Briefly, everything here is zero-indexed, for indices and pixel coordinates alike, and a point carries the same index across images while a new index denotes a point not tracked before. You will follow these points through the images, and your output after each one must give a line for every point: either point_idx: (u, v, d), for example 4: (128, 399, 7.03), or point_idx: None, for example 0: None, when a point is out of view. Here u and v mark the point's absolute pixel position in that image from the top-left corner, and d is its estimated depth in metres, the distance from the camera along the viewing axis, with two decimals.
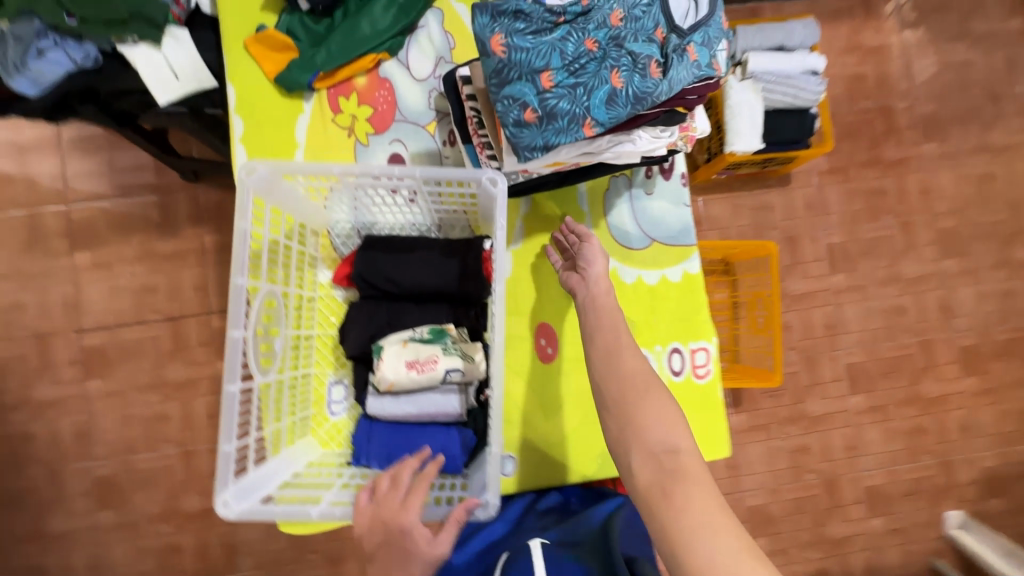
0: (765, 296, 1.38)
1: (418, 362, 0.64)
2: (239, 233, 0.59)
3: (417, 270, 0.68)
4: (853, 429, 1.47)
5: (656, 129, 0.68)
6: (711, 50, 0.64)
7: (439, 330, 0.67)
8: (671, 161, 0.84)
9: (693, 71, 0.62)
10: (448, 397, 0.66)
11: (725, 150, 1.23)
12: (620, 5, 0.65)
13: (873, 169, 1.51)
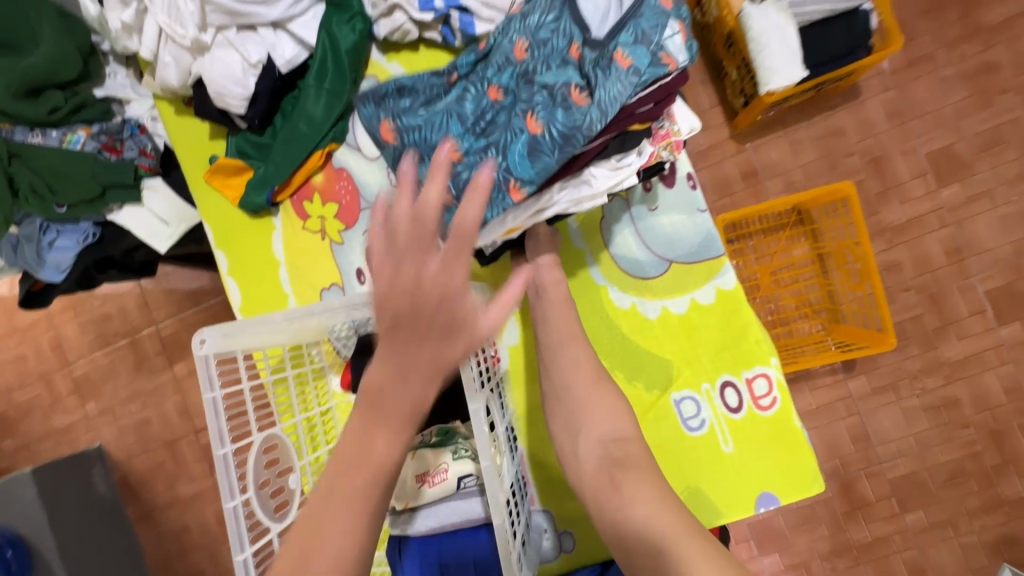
0: (854, 246, 1.17)
1: (430, 474, 0.69)
2: (210, 406, 0.58)
3: None
4: (1013, 367, 1.20)
5: (612, 156, 0.64)
6: (650, 44, 0.59)
7: (445, 432, 0.73)
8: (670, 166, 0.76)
9: (627, 81, 0.58)
10: (470, 500, 0.69)
11: (762, 91, 1.03)
12: (522, 37, 0.67)
13: (971, 43, 1.19)
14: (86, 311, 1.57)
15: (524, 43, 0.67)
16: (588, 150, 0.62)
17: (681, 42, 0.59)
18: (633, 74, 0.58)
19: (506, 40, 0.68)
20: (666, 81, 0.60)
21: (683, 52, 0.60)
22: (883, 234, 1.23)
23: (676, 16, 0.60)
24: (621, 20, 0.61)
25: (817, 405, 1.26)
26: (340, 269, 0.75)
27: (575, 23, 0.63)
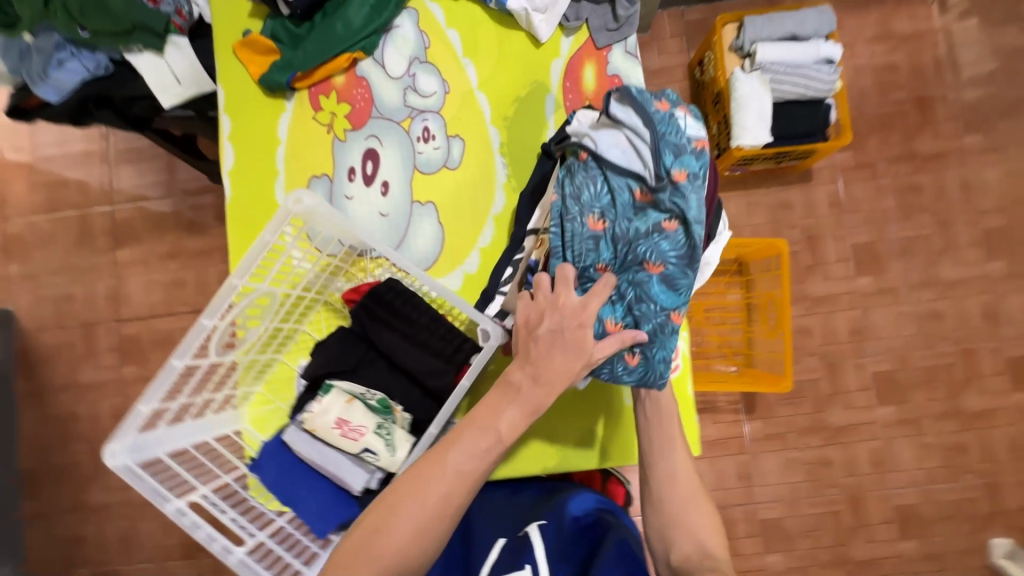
0: (777, 298, 1.32)
1: (347, 425, 0.86)
2: (261, 243, 0.74)
3: (398, 346, 0.88)
4: (881, 442, 1.37)
5: (711, 239, 0.78)
6: (685, 147, 0.68)
7: (384, 404, 0.88)
8: None
9: (697, 185, 0.67)
10: (356, 465, 0.86)
11: (732, 144, 1.19)
12: (588, 215, 0.72)
13: (905, 164, 1.41)
14: (42, 172, 1.53)
15: (596, 219, 0.71)
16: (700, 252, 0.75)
17: (690, 121, 0.69)
18: (694, 182, 0.68)
19: (574, 223, 0.72)
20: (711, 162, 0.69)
21: (700, 128, 0.69)
22: (803, 302, 1.39)
23: (676, 113, 0.69)
24: (653, 148, 0.68)
25: (715, 436, 1.38)
26: (334, 163, 0.83)
27: (620, 177, 0.71)
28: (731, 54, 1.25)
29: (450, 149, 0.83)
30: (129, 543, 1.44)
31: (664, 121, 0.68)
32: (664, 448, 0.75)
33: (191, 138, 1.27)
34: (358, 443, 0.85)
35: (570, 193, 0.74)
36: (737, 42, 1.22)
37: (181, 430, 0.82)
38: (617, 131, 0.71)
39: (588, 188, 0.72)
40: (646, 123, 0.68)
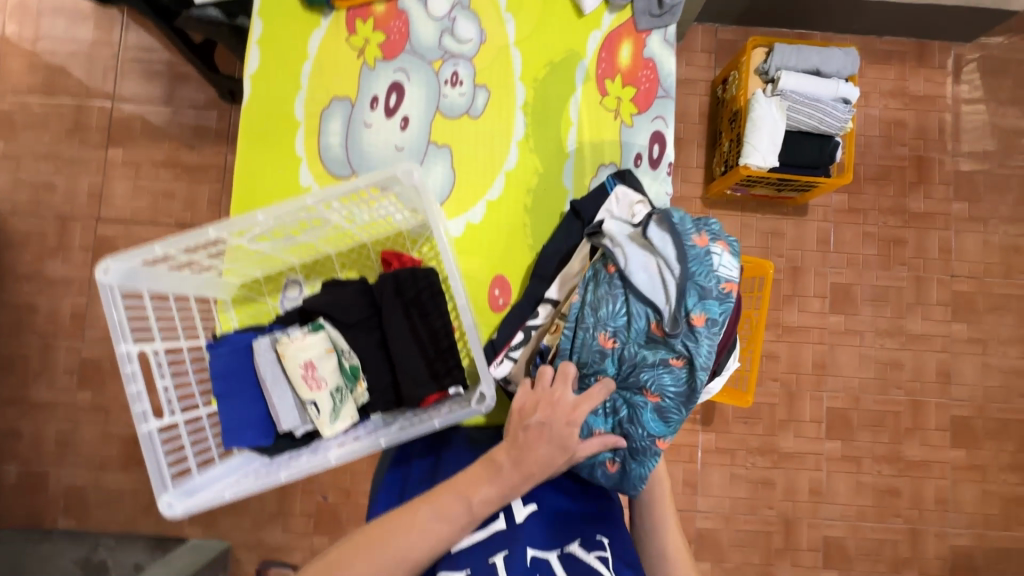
0: (753, 317, 1.36)
1: (313, 374, 0.83)
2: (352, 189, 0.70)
3: (398, 338, 0.84)
4: (823, 474, 1.43)
5: (717, 373, 0.75)
6: (711, 293, 0.63)
7: (353, 372, 0.85)
8: (660, 153, 0.85)
9: (714, 332, 0.63)
10: (296, 411, 0.83)
11: (740, 162, 1.23)
12: (601, 330, 0.68)
13: (895, 217, 1.48)
14: (45, 53, 1.47)
15: (608, 336, 0.68)
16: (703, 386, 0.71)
17: (726, 262, 0.64)
18: (711, 330, 0.63)
19: (586, 331, 0.69)
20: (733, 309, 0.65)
21: (734, 268, 0.65)
22: (776, 328, 1.44)
23: (713, 249, 0.64)
24: (676, 287, 0.63)
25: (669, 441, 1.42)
26: (359, 88, 0.88)
27: (638, 302, 0.66)
28: (755, 78, 1.28)
29: (474, 97, 0.87)
30: (66, 446, 1.40)
31: (697, 259, 0.64)
32: (657, 528, 0.80)
33: (209, 49, 1.26)
34: (312, 397, 0.83)
35: (587, 300, 0.70)
36: (763, 66, 1.26)
37: (170, 279, 0.83)
38: (649, 252, 0.67)
39: (604, 304, 0.68)
40: (678, 255, 0.64)
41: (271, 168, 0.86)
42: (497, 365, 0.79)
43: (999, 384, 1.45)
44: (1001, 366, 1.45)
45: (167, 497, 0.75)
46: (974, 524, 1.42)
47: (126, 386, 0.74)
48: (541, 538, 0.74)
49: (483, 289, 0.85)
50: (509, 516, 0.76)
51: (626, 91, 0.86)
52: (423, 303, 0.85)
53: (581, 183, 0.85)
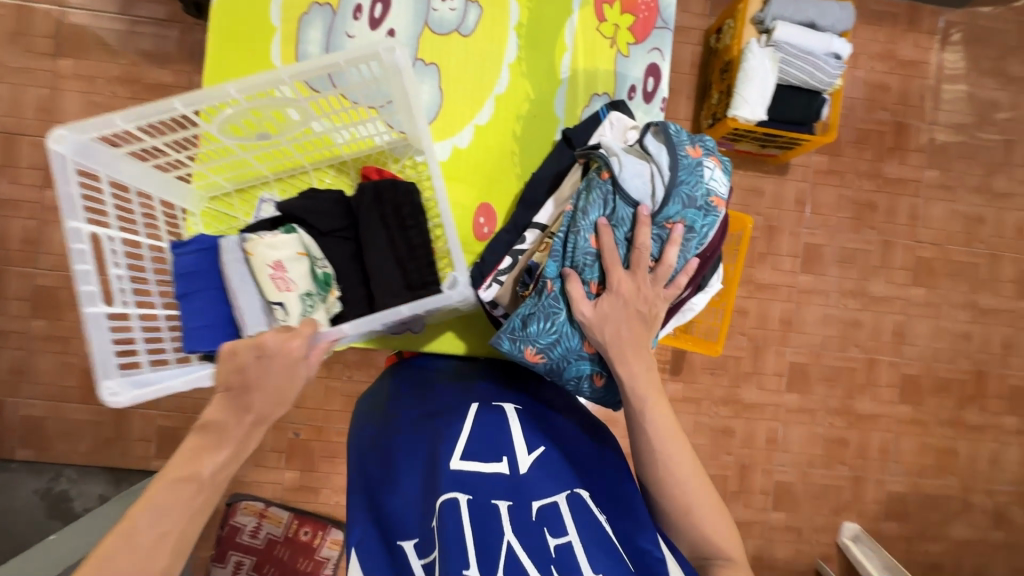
0: (728, 271, 1.37)
1: (281, 275, 0.81)
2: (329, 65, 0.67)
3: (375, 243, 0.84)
4: (779, 424, 1.50)
5: (700, 288, 0.81)
6: (697, 200, 0.71)
7: (325, 279, 0.85)
8: (654, 85, 0.89)
9: (696, 235, 0.72)
10: (260, 312, 0.82)
11: (729, 113, 1.22)
12: (591, 232, 0.71)
13: (870, 181, 1.51)
14: None
15: (595, 238, 0.71)
16: (682, 297, 0.78)
17: (716, 174, 0.73)
18: (689, 235, 0.72)
19: (580, 235, 0.71)
20: (717, 220, 0.73)
21: (722, 183, 0.73)
22: (748, 285, 1.48)
23: (705, 162, 0.72)
24: (668, 191, 0.71)
25: None
26: None
27: (628, 206, 0.71)
28: (750, 27, 1.25)
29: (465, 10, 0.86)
30: (21, 376, 1.35)
31: (687, 165, 0.72)
32: (668, 477, 0.68)
33: None
34: (277, 293, 0.81)
35: (578, 203, 0.73)
36: (759, 14, 1.22)
37: (126, 167, 0.79)
38: (644, 161, 0.72)
39: (597, 207, 0.72)
40: (672, 162, 0.71)
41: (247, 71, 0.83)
42: (485, 289, 0.79)
43: (947, 346, 1.54)
44: (951, 329, 1.54)
45: (111, 384, 0.74)
46: (910, 472, 1.54)
47: (71, 263, 0.71)
48: (553, 483, 0.67)
49: (467, 215, 0.87)
50: (514, 464, 0.69)
51: (625, 18, 0.88)
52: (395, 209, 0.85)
53: (573, 112, 0.88)
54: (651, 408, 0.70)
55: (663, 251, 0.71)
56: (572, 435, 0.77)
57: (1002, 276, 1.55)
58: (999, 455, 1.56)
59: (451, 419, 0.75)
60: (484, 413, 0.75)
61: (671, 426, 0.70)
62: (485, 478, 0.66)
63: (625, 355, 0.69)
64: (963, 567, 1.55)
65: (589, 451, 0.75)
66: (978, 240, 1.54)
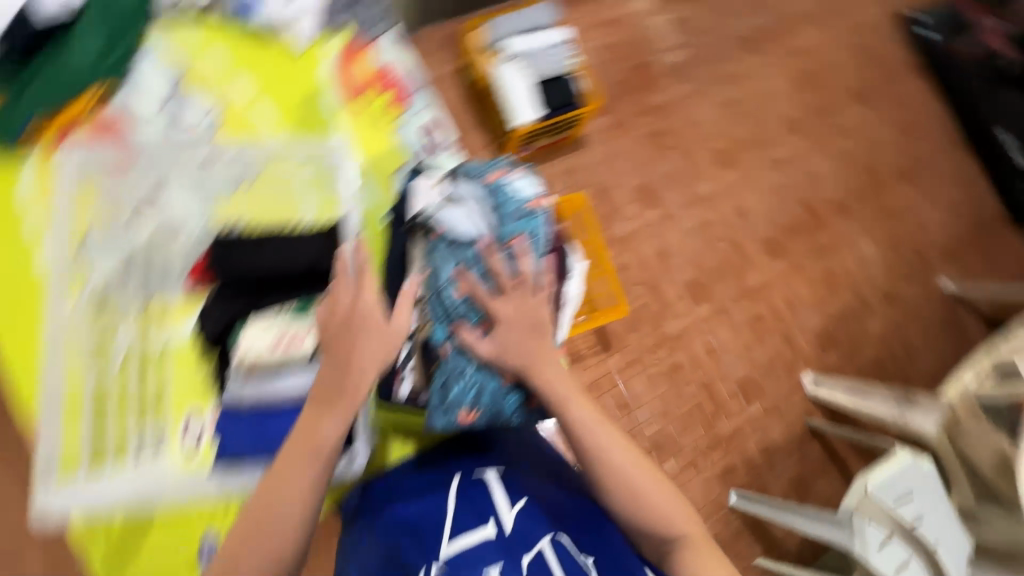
0: (592, 243, 1.53)
1: (281, 343, 1.01)
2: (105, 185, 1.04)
3: (273, 256, 1.03)
4: (707, 334, 1.65)
5: (575, 274, 0.87)
6: (518, 211, 0.81)
7: (302, 305, 1.03)
8: (442, 139, 1.09)
9: (536, 236, 0.80)
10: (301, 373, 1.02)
11: (511, 125, 1.41)
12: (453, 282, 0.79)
13: (646, 115, 1.75)
14: None
15: (460, 285, 0.78)
16: (561, 291, 0.85)
17: (521, 182, 0.83)
18: (530, 240, 0.79)
19: (443, 290, 0.79)
20: (546, 218, 0.82)
21: (530, 187, 0.83)
22: (615, 244, 1.62)
23: (505, 180, 0.84)
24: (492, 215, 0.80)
25: (590, 381, 1.50)
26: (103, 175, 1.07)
27: (467, 245, 0.80)
28: (484, 54, 1.44)
29: (210, 114, 1.15)
30: None
31: (498, 190, 0.83)
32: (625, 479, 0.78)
33: None
34: (303, 353, 1.02)
35: (431, 265, 0.81)
36: (487, 41, 1.44)
37: (98, 492, 0.98)
38: (462, 206, 0.83)
39: (445, 261, 0.80)
40: (485, 197, 0.83)
41: (30, 313, 0.99)
42: (400, 388, 0.86)
43: (775, 201, 1.81)
44: (770, 187, 1.82)
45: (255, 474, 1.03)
46: (816, 308, 1.77)
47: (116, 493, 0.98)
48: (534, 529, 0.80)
49: None
50: (498, 523, 0.80)
51: (376, 104, 1.24)
52: (256, 253, 1.04)
53: (385, 189, 1.17)
54: (595, 424, 0.79)
55: (518, 265, 0.77)
56: (546, 489, 0.88)
57: (774, 130, 1.87)
58: (859, 254, 1.85)
59: (439, 505, 0.85)
60: (469, 487, 0.86)
61: (608, 433, 0.80)
62: (479, 547, 0.77)
63: (535, 368, 0.77)
64: (894, 351, 1.81)
65: (560, 501, 0.86)
66: (743, 115, 1.85)
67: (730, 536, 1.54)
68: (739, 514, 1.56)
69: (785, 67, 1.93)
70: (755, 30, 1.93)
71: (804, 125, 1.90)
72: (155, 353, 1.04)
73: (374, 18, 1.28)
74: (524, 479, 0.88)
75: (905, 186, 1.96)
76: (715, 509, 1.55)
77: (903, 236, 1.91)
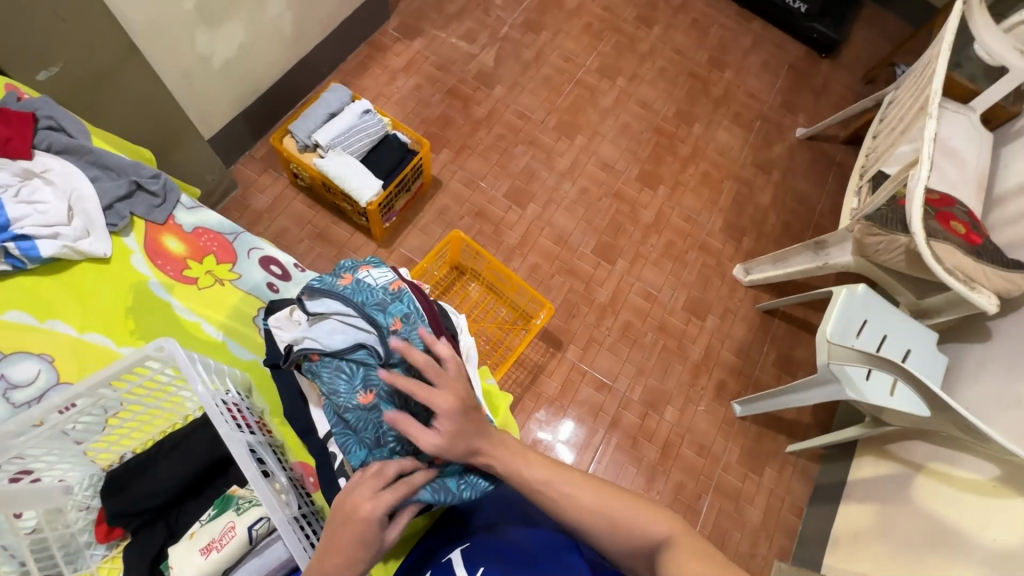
0: (492, 264, 1.56)
1: (217, 541, 0.79)
2: None
3: (171, 469, 0.85)
4: (637, 282, 1.71)
5: (456, 329, 1.00)
6: (386, 302, 0.91)
7: (222, 502, 0.86)
8: (281, 266, 1.11)
9: (411, 315, 0.91)
10: (265, 551, 0.82)
11: (364, 203, 1.39)
12: (357, 393, 0.85)
13: (481, 130, 1.82)
14: None
15: (365, 391, 0.85)
16: (453, 349, 0.94)
17: (377, 277, 0.95)
18: (409, 320, 0.90)
19: (349, 404, 0.85)
20: (410, 293, 0.94)
21: (383, 275, 0.95)
22: (514, 252, 1.68)
23: (359, 280, 0.94)
24: (366, 316, 0.89)
25: (560, 385, 1.56)
26: None
27: (354, 352, 0.87)
28: (305, 153, 1.45)
29: (37, 365, 0.92)
30: None
31: (358, 290, 0.92)
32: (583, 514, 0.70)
33: None
34: (244, 538, 0.81)
35: (328, 387, 0.87)
36: (300, 144, 1.43)
37: None
38: (328, 321, 0.89)
39: (340, 377, 0.86)
40: (347, 303, 0.89)
41: None
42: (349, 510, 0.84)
43: (627, 141, 1.92)
44: (617, 132, 1.92)
45: None
46: (711, 209, 1.87)
47: None
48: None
49: None
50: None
51: (206, 261, 1.07)
52: (158, 479, 0.85)
53: (255, 343, 1.03)
54: (525, 466, 0.76)
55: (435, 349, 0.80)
56: (508, 538, 0.79)
57: (594, 84, 1.99)
58: (720, 145, 1.98)
59: None
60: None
61: (548, 469, 0.75)
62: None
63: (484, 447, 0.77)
64: (793, 208, 1.93)
65: (524, 543, 0.77)
66: (561, 85, 1.96)
67: (754, 442, 1.59)
68: (750, 419, 1.61)
69: (572, 28, 2.07)
70: (532, 12, 2.06)
71: (616, 67, 2.04)
72: None
73: (155, 175, 1.09)
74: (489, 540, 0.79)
75: (724, 71, 2.12)
76: (729, 426, 1.59)
77: (745, 112, 2.06)
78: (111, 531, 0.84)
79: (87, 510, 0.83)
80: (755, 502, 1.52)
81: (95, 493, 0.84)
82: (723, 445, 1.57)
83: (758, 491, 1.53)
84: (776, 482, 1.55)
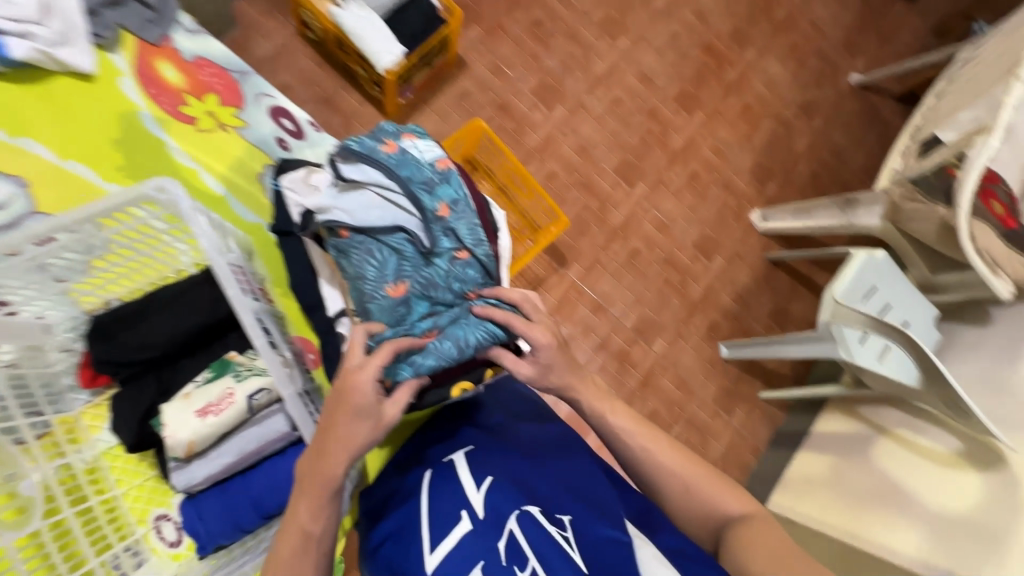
0: (510, 165, 1.46)
1: (215, 406, 0.83)
2: None
3: (167, 324, 0.85)
4: (653, 211, 1.64)
5: (497, 225, 0.96)
6: (433, 184, 0.88)
7: (219, 365, 0.87)
8: (295, 124, 1.00)
9: (457, 204, 0.88)
10: (264, 422, 0.86)
11: (380, 70, 1.24)
12: (388, 279, 0.84)
13: (518, 9, 1.61)
14: None
15: (395, 282, 0.84)
16: (495, 246, 0.92)
17: (422, 151, 0.90)
18: (455, 207, 0.88)
19: (378, 293, 0.83)
20: (459, 177, 0.90)
21: (428, 151, 0.90)
22: (532, 156, 1.56)
23: (404, 150, 0.88)
24: (409, 195, 0.85)
25: (557, 301, 1.54)
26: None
27: (391, 234, 0.85)
28: None
29: (10, 187, 0.85)
30: None
31: (403, 164, 0.87)
32: (658, 464, 0.78)
33: None
34: (242, 408, 0.84)
35: (357, 269, 0.85)
36: None
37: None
38: (366, 192, 0.85)
39: (371, 259, 0.85)
40: (390, 174, 0.85)
41: None
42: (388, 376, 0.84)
43: (673, 54, 1.74)
44: (664, 41, 1.74)
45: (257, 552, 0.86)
46: (744, 145, 1.76)
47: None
48: (503, 504, 0.70)
49: None
50: (470, 511, 0.70)
51: (208, 100, 0.97)
52: (153, 330, 0.85)
53: (259, 205, 0.99)
54: (610, 412, 0.81)
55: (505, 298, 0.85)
56: (511, 438, 0.84)
57: None
58: (769, 77, 1.82)
59: (412, 495, 0.77)
60: (439, 473, 0.77)
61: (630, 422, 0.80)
62: (457, 549, 0.66)
63: (570, 383, 0.80)
64: (825, 160, 1.83)
65: (535, 444, 0.84)
66: None
67: (732, 383, 1.63)
68: (732, 362, 1.64)
69: None
70: None
71: None
72: (84, 472, 0.83)
73: None
74: (499, 441, 0.83)
75: None
76: (712, 366, 1.62)
77: (804, 44, 1.88)
78: (95, 378, 0.88)
79: (70, 352, 0.86)
80: (719, 438, 1.59)
81: (77, 337, 0.86)
82: (702, 382, 1.61)
83: (724, 429, 1.60)
84: (742, 423, 1.62)
